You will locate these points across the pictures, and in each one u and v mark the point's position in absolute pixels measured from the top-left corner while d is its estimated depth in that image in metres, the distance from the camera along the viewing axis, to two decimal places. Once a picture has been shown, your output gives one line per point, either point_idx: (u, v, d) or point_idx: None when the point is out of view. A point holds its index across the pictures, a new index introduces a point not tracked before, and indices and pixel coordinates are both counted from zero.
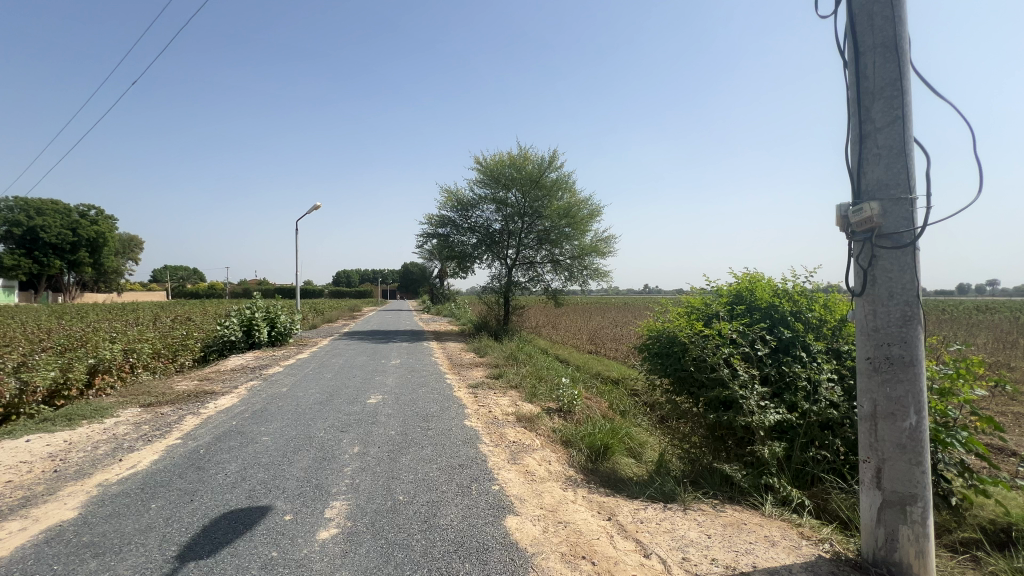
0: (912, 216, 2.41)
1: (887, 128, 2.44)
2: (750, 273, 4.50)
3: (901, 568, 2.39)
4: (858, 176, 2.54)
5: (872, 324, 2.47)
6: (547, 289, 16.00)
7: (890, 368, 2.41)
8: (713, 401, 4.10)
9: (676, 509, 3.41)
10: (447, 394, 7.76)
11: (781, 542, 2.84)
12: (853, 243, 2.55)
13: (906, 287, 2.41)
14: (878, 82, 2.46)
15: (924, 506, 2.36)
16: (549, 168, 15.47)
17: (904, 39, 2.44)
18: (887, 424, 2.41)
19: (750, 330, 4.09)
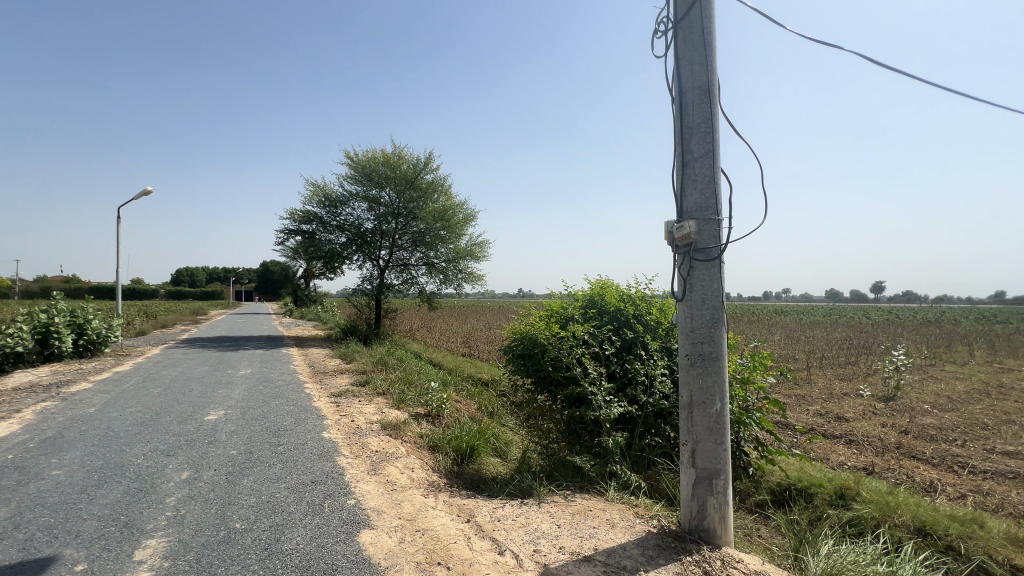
0: (719, 234, 2.86)
1: (702, 158, 2.87)
2: (602, 279, 4.93)
3: (708, 533, 2.82)
4: (681, 197, 2.95)
5: (690, 325, 2.88)
6: (421, 292, 15.71)
7: (702, 363, 2.83)
8: (568, 397, 4.41)
9: (532, 504, 3.58)
10: (305, 405, 7.13)
11: (619, 523, 3.15)
12: (677, 255, 2.94)
13: (714, 294, 2.85)
14: (696, 119, 2.89)
15: (724, 478, 2.81)
16: (425, 170, 15.23)
17: (715, 85, 2.90)
18: (700, 411, 2.83)
19: (600, 331, 4.49)
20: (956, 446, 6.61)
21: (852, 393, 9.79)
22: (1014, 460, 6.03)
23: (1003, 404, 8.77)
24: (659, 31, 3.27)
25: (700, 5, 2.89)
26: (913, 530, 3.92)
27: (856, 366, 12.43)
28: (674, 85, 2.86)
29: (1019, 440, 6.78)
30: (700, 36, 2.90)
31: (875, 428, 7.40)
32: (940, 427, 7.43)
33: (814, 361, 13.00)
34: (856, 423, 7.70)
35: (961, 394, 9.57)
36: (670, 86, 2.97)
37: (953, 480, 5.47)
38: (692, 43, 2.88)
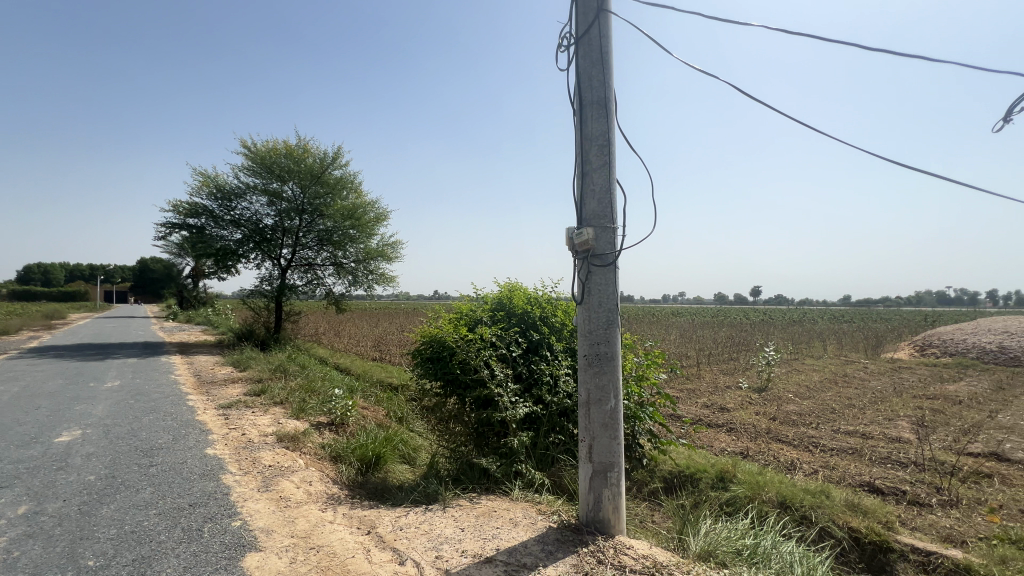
0: (614, 241, 3.04)
1: (599, 169, 3.04)
2: (510, 282, 5.01)
3: (603, 524, 2.98)
4: (580, 205, 3.10)
5: (588, 326, 3.03)
6: (327, 294, 14.83)
7: (598, 362, 2.99)
8: (476, 400, 4.42)
9: (437, 509, 3.53)
10: (186, 419, 6.38)
11: (521, 522, 3.22)
12: (577, 261, 3.09)
13: (609, 297, 3.03)
14: (594, 131, 3.06)
15: (618, 470, 3.00)
16: (332, 165, 14.40)
17: (612, 101, 3.09)
18: (596, 408, 2.99)
19: (507, 333, 4.56)
20: (811, 428, 7.66)
21: (733, 386, 10.95)
22: (854, 438, 7.14)
23: (847, 391, 10.35)
24: (562, 45, 3.41)
25: (598, 25, 3.06)
26: (775, 505, 4.48)
27: (737, 361, 13.93)
28: (574, 97, 3.00)
29: (857, 421, 8.04)
30: (599, 54, 3.07)
31: (750, 417, 8.34)
32: (800, 413, 8.57)
33: (703, 358, 14.35)
34: (735, 413, 8.63)
35: (817, 384, 11.14)
36: (571, 99, 3.12)
37: (809, 458, 6.33)
38: (591, 59, 3.05)
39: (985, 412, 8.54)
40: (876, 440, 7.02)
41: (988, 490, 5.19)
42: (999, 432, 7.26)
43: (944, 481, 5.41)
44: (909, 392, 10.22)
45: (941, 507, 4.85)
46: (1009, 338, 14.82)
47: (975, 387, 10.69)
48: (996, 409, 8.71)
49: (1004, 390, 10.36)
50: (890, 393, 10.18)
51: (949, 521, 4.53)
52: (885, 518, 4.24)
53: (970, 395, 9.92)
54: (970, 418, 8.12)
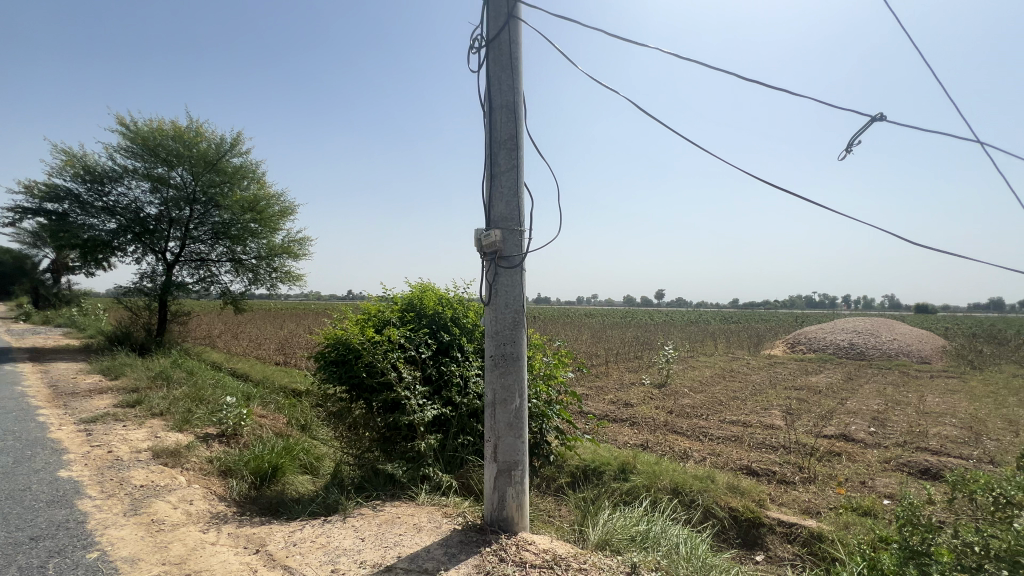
0: (521, 244, 3.11)
1: (508, 172, 3.09)
2: (421, 283, 4.91)
3: (507, 522, 3.04)
4: (489, 207, 3.13)
5: (495, 327, 3.07)
6: (222, 293, 13.49)
7: (504, 363, 3.04)
8: (383, 403, 4.28)
9: (337, 520, 3.36)
10: (34, 438, 5.43)
11: (426, 526, 3.17)
12: (484, 262, 3.11)
13: (516, 298, 3.09)
14: (504, 135, 3.10)
15: (522, 468, 3.07)
16: (231, 152, 13.12)
17: (521, 106, 3.15)
18: (501, 408, 3.03)
19: (417, 334, 4.47)
20: (702, 419, 8.41)
21: (638, 383, 11.71)
22: (737, 427, 7.95)
23: (733, 385, 11.53)
24: (474, 46, 3.42)
25: (508, 30, 3.12)
26: (669, 491, 4.84)
27: (642, 359, 14.92)
28: (483, 99, 3.02)
29: (740, 411, 8.97)
30: (509, 59, 3.12)
31: (651, 410, 8.97)
32: (694, 405, 9.39)
33: (611, 357, 15.17)
34: (638, 408, 9.22)
35: (709, 379, 12.28)
36: (481, 101, 3.14)
37: (700, 447, 6.94)
38: (500, 63, 3.09)
39: (838, 399, 9.97)
40: (755, 427, 7.88)
41: (839, 467, 6.06)
42: (848, 417, 8.51)
43: (806, 460, 6.22)
44: (781, 384, 11.63)
45: (803, 484, 5.57)
46: (857, 336, 17.48)
47: (832, 378, 12.44)
48: (846, 397, 10.21)
49: (853, 380, 12.19)
50: (767, 385, 11.52)
51: (809, 495, 5.21)
52: (759, 497, 4.76)
53: (827, 385, 11.54)
54: (827, 405, 9.43)
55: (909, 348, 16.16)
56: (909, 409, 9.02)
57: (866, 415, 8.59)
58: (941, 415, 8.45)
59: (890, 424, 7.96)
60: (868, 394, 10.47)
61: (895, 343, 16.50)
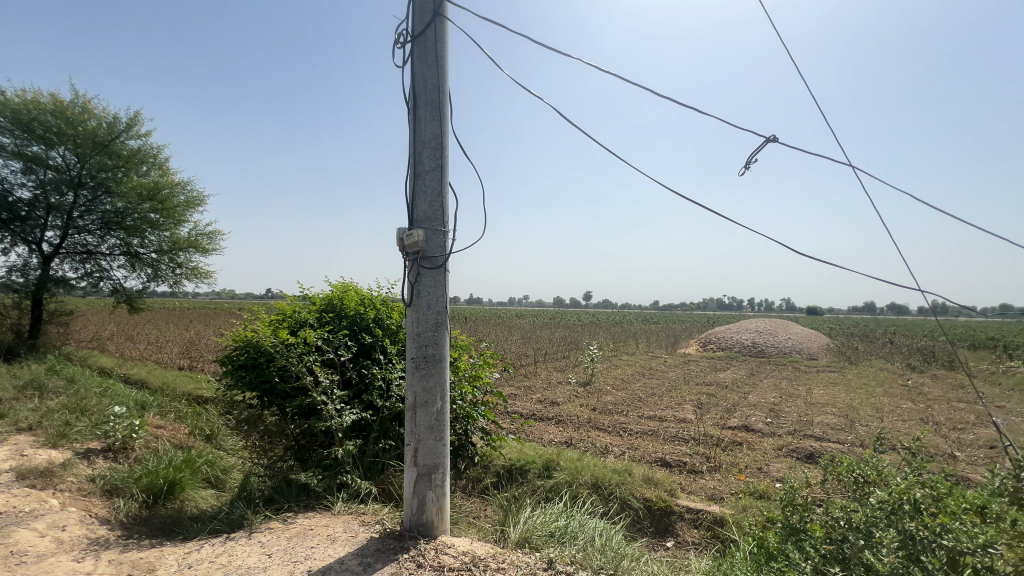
0: (444, 244, 3.07)
1: (432, 172, 3.04)
2: (342, 282, 4.70)
3: (426, 527, 2.99)
4: (411, 206, 3.07)
5: (417, 329, 3.01)
6: (114, 291, 12.00)
7: (425, 365, 2.99)
8: (297, 409, 4.04)
9: (241, 537, 3.11)
10: None
11: (340, 537, 3.03)
12: (406, 262, 3.04)
13: (438, 300, 3.05)
14: (428, 134, 3.06)
15: (443, 471, 3.04)
16: (126, 133, 11.74)
17: (446, 106, 3.12)
18: (422, 411, 2.99)
19: (336, 335, 4.27)
20: (623, 415, 8.84)
21: (564, 382, 12.08)
22: (653, 422, 8.45)
23: (651, 382, 12.25)
24: (399, 41, 3.33)
25: (434, 28, 3.08)
26: (589, 486, 5.02)
27: (569, 359, 15.41)
28: (407, 96, 2.96)
29: (657, 406, 9.54)
30: (434, 57, 3.08)
31: (576, 408, 9.28)
32: (615, 402, 9.85)
33: (540, 357, 15.52)
34: (564, 406, 9.50)
35: (629, 376, 12.95)
36: (404, 97, 3.07)
37: (620, 442, 7.29)
38: (425, 60, 3.04)
39: (741, 393, 10.94)
40: (669, 421, 8.42)
41: (740, 455, 6.64)
42: (749, 409, 9.36)
43: (713, 451, 6.74)
44: (693, 381, 12.55)
45: (709, 472, 6.03)
46: (758, 335, 19.29)
47: (737, 374, 13.62)
48: (748, 391, 11.22)
49: (754, 376, 13.43)
50: (681, 382, 12.36)
51: (714, 483, 5.66)
52: (670, 486, 5.08)
53: (732, 380, 12.62)
54: (732, 399, 10.31)
55: (800, 346, 18.12)
56: (798, 401, 10.10)
57: (763, 407, 9.50)
58: (824, 406, 9.56)
59: (783, 415, 8.86)
60: (766, 388, 11.58)
61: (789, 342, 18.43)
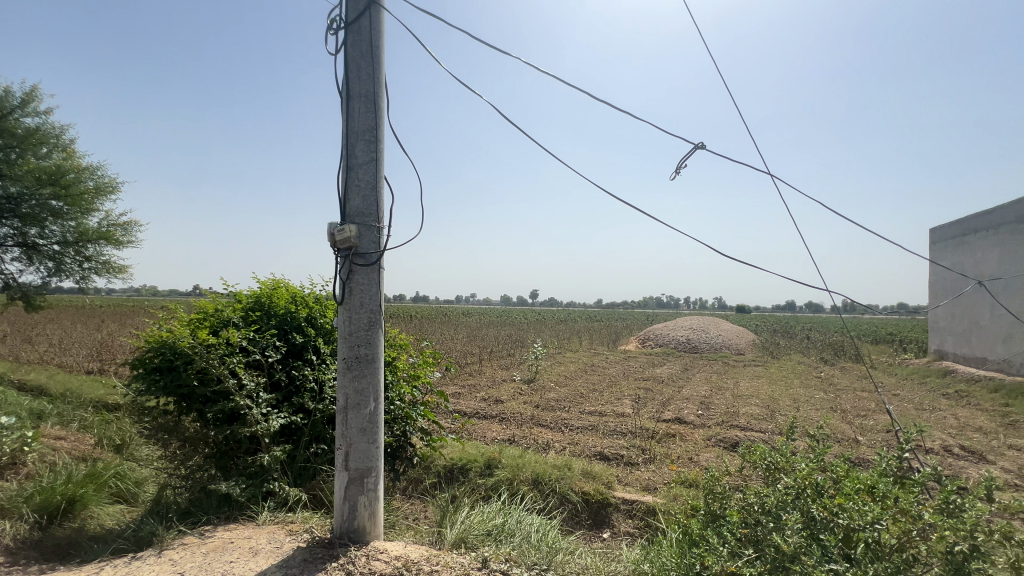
0: (379, 240, 2.97)
1: (365, 165, 2.93)
2: (272, 278, 4.44)
3: (358, 533, 2.89)
4: (344, 200, 2.94)
5: (348, 328, 2.89)
6: (6, 286, 10.62)
7: (357, 365, 2.88)
8: (219, 414, 3.77)
9: (148, 556, 2.86)
10: None
11: (264, 549, 2.86)
12: (337, 258, 2.92)
13: (372, 298, 2.95)
14: (362, 125, 2.94)
15: (376, 475, 2.95)
16: (20, 110, 10.44)
17: (381, 97, 3.01)
18: (354, 413, 2.88)
19: (263, 335, 4.02)
20: (565, 412, 9.02)
21: (508, 380, 12.16)
22: (593, 417, 8.69)
23: (592, 378, 12.59)
24: (332, 27, 3.17)
25: (369, 15, 2.96)
26: (529, 482, 5.05)
27: (514, 357, 15.51)
28: (339, 85, 2.82)
29: (597, 402, 9.82)
30: (369, 46, 2.96)
31: (519, 406, 9.35)
32: (558, 399, 10.04)
33: (485, 355, 15.53)
34: (507, 403, 9.55)
35: (572, 373, 13.24)
36: (337, 86, 2.93)
37: (561, 437, 7.43)
38: (359, 49, 2.92)
39: (675, 388, 11.50)
40: (609, 416, 8.69)
41: (673, 446, 6.97)
42: (682, 402, 9.85)
43: (648, 443, 7.03)
44: (632, 376, 13.04)
45: (644, 464, 6.29)
46: (692, 332, 20.38)
47: (672, 369, 14.33)
48: (681, 385, 11.82)
49: (687, 371, 14.18)
50: (621, 377, 12.81)
51: (648, 473, 5.90)
52: (608, 479, 5.22)
53: (668, 375, 13.25)
54: (667, 393, 10.82)
55: (729, 342, 19.35)
56: (726, 393, 10.77)
57: (695, 400, 10.05)
58: (748, 397, 10.26)
59: (712, 407, 9.41)
60: (698, 382, 12.26)
61: (719, 338, 19.62)
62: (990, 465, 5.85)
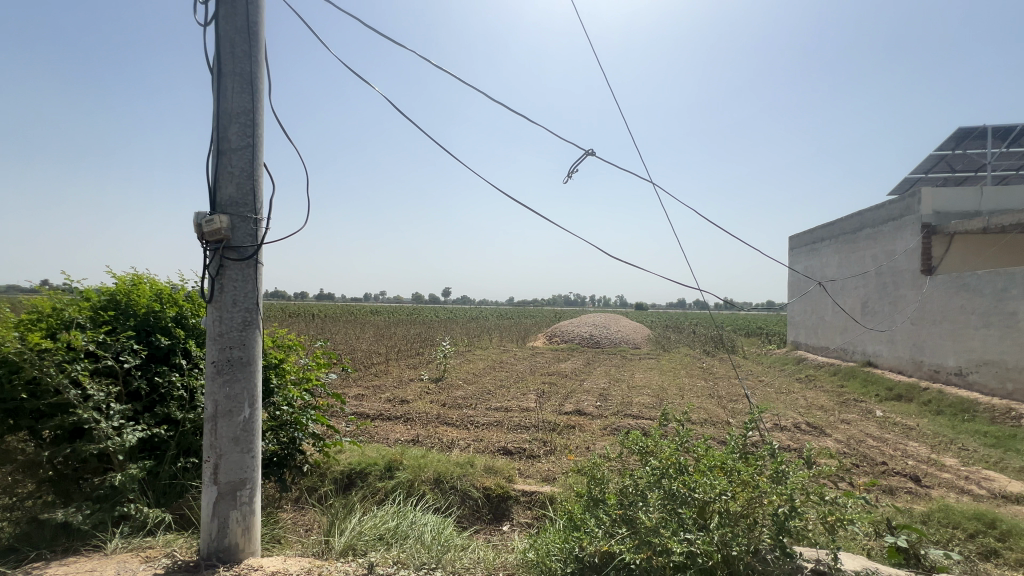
0: (255, 233, 2.73)
1: (239, 151, 2.68)
2: (131, 273, 3.87)
3: (228, 552, 2.65)
4: (214, 188, 2.67)
5: (218, 328, 2.64)
6: None
7: (229, 369, 2.64)
8: (58, 430, 3.22)
9: None
10: None
11: None
12: (206, 251, 2.64)
13: (247, 295, 2.71)
14: (236, 107, 2.68)
15: (251, 487, 2.73)
16: None
17: (260, 78, 2.76)
18: (224, 421, 2.63)
19: (118, 337, 3.50)
20: (471, 409, 9.05)
21: (416, 379, 11.92)
22: (499, 413, 8.81)
23: (500, 374, 12.78)
24: None
25: None
26: (431, 482, 4.96)
27: (422, 356, 15.22)
28: (207, 60, 2.54)
29: (503, 398, 9.98)
30: (245, 21, 2.69)
31: (425, 405, 9.20)
32: (465, 396, 10.05)
33: (392, 354, 15.11)
34: (413, 403, 9.36)
35: (480, 371, 13.30)
36: (206, 61, 2.64)
37: (466, 435, 7.44)
38: (233, 22, 2.64)
39: (578, 381, 12.10)
40: (514, 411, 8.88)
41: (573, 437, 7.31)
42: (583, 395, 10.37)
43: (549, 435, 7.31)
44: (539, 372, 13.47)
45: (545, 456, 6.52)
46: (595, 328, 21.56)
47: (576, 364, 15.06)
48: (583, 379, 12.44)
49: (590, 365, 14.97)
50: (528, 373, 13.16)
51: (549, 465, 6.12)
52: (508, 473, 5.31)
53: (571, 370, 13.88)
54: (569, 386, 11.33)
55: (627, 337, 20.80)
56: (623, 385, 11.55)
57: (595, 392, 10.66)
58: (641, 388, 11.09)
59: (609, 398, 10.05)
60: (598, 376, 13.00)
61: (618, 333, 21.00)
62: (826, 438, 6.95)
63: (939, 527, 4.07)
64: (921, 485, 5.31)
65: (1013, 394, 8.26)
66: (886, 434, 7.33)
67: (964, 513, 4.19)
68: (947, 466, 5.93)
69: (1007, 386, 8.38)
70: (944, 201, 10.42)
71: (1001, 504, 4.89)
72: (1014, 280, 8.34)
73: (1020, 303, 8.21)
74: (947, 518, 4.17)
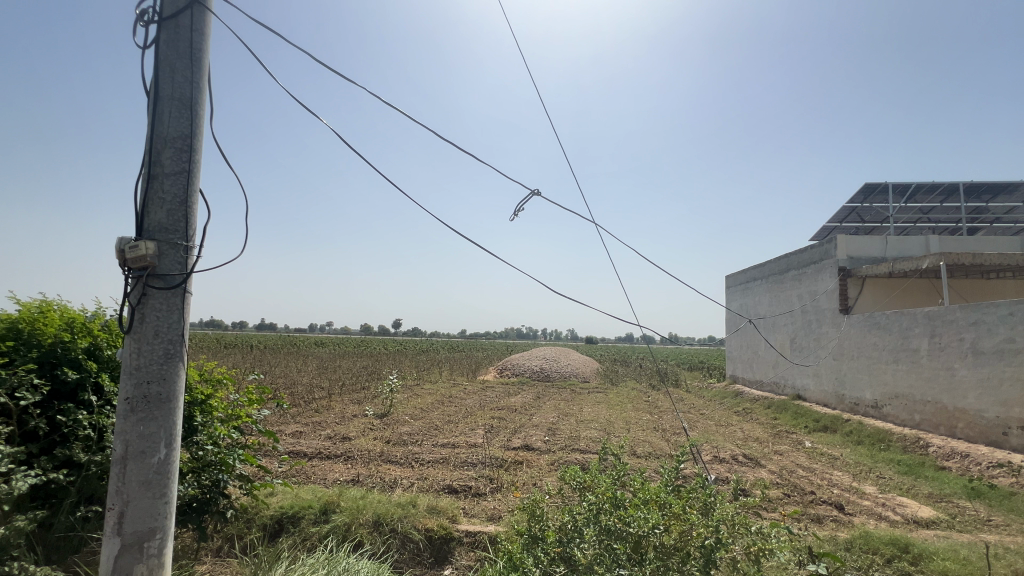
0: (184, 261, 2.58)
1: (173, 175, 2.58)
2: (42, 298, 3.53)
3: None
4: (142, 213, 2.53)
5: (135, 362, 2.45)
6: None
7: (145, 406, 2.44)
8: None
9: None
10: None
11: None
12: (127, 278, 2.47)
13: (171, 326, 2.54)
14: (171, 131, 2.59)
15: (161, 537, 2.49)
16: None
17: (200, 104, 2.68)
18: (135, 462, 2.41)
19: (15, 371, 3.13)
20: (417, 446, 8.73)
21: (360, 414, 11.42)
22: (445, 449, 8.55)
23: (448, 409, 12.50)
24: None
25: (190, 14, 2.66)
26: (369, 525, 4.68)
27: (367, 391, 14.61)
28: (143, 82, 2.46)
29: (451, 434, 9.72)
30: (187, 47, 2.65)
31: (368, 443, 8.79)
32: (411, 433, 9.69)
33: (335, 389, 14.45)
34: (355, 440, 8.93)
35: (428, 406, 12.90)
36: (142, 84, 2.55)
37: (409, 473, 7.15)
38: (174, 47, 2.59)
39: (527, 416, 12.01)
40: (461, 448, 8.65)
41: (520, 473, 7.21)
42: (532, 430, 10.25)
43: (496, 472, 7.18)
44: (489, 406, 13.26)
45: (491, 493, 6.36)
46: (545, 361, 21.68)
47: (526, 398, 14.98)
48: (533, 413, 12.34)
49: (539, 399, 14.95)
50: (477, 407, 12.97)
51: (494, 503, 5.98)
52: (452, 513, 5.12)
53: (521, 404, 13.79)
54: (518, 421, 11.18)
55: (576, 370, 21.10)
56: (571, 419, 11.57)
57: (544, 427, 10.60)
58: (589, 422, 11.15)
59: (558, 433, 10.00)
60: (547, 410, 12.99)
61: (568, 367, 21.26)
62: (761, 469, 7.26)
63: (860, 553, 4.30)
64: (844, 513, 5.62)
65: (921, 424, 9.02)
66: (815, 465, 7.77)
67: (881, 539, 4.46)
68: (867, 494, 6.35)
69: (915, 417, 9.15)
70: (857, 247, 11.54)
71: (914, 528, 5.26)
72: (915, 319, 9.26)
73: (921, 340, 9.11)
74: (866, 544, 4.42)
